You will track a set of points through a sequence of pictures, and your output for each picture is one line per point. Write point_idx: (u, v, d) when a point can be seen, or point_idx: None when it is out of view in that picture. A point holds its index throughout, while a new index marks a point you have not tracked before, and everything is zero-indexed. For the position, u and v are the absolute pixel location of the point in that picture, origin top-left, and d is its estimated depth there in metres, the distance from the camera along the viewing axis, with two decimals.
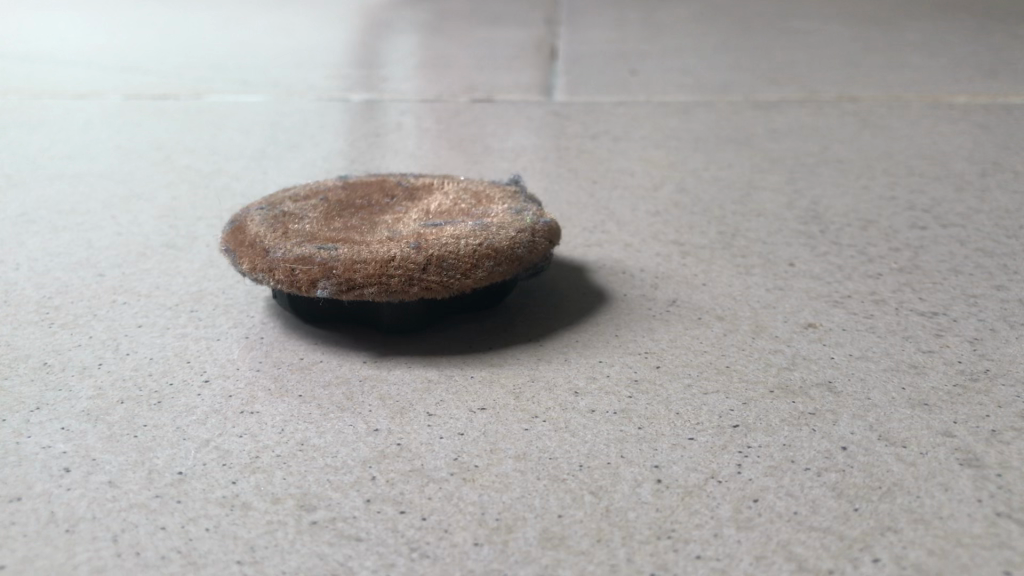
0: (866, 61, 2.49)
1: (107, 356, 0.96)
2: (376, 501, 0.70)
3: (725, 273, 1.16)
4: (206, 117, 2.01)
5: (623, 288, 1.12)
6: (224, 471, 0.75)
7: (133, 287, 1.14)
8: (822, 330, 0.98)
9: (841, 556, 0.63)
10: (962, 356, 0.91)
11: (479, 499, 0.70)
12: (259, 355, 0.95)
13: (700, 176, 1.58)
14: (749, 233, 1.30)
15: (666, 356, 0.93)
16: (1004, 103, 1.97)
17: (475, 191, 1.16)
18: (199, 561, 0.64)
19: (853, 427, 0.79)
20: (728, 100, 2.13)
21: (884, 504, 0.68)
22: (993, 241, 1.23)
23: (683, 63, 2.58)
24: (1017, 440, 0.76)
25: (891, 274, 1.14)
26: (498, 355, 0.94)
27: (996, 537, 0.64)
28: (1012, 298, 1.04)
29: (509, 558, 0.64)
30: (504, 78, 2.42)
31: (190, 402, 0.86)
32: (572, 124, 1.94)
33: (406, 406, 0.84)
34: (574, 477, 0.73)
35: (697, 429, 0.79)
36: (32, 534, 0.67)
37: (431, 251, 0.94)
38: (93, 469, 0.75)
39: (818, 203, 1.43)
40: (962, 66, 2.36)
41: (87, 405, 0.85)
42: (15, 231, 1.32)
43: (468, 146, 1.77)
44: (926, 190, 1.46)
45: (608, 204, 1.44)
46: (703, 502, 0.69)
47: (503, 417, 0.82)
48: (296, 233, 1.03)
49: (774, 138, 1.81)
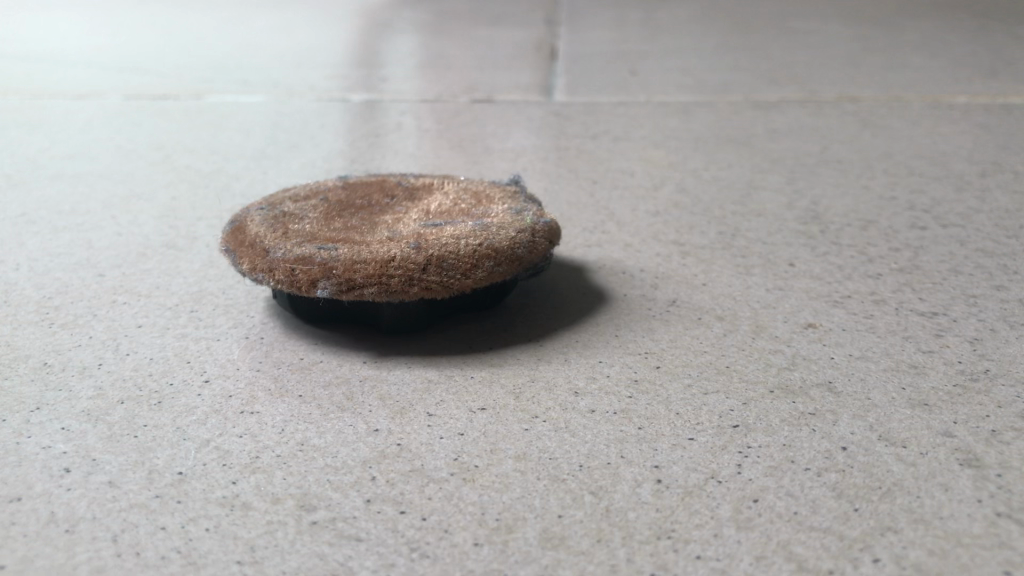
0: (866, 61, 2.49)
1: (107, 356, 0.96)
2: (375, 501, 0.70)
3: (725, 273, 1.16)
4: (206, 117, 2.01)
5: (623, 288, 1.12)
6: (224, 472, 0.75)
7: (133, 287, 1.14)
8: (822, 330, 0.98)
9: (841, 555, 0.63)
10: (962, 356, 0.91)
11: (478, 499, 0.70)
12: (259, 355, 0.95)
13: (700, 176, 1.58)
14: (749, 233, 1.31)
15: (666, 356, 0.93)
16: (1004, 103, 1.98)
17: (475, 191, 1.16)
18: (199, 561, 0.64)
19: (853, 427, 0.79)
20: (728, 100, 2.13)
21: (883, 504, 0.68)
22: (993, 241, 1.23)
23: (684, 63, 2.58)
24: (1017, 440, 0.76)
25: (891, 274, 1.14)
26: (499, 356, 0.94)
27: (996, 537, 0.64)
28: (1012, 298, 1.04)
29: (509, 558, 0.64)
30: (504, 78, 2.42)
31: (190, 402, 0.86)
32: (572, 125, 1.94)
33: (406, 406, 0.84)
34: (574, 477, 0.73)
35: (697, 429, 0.79)
36: (31, 535, 0.67)
37: (431, 251, 0.94)
38: (93, 469, 0.75)
39: (818, 203, 1.43)
40: (962, 66, 2.37)
41: (87, 405, 0.85)
42: (15, 231, 1.32)
43: (468, 146, 1.77)
44: (926, 190, 1.46)
45: (608, 204, 1.44)
46: (703, 502, 0.69)
47: (503, 417, 0.82)
48: (297, 233, 1.03)
49: (774, 138, 1.81)
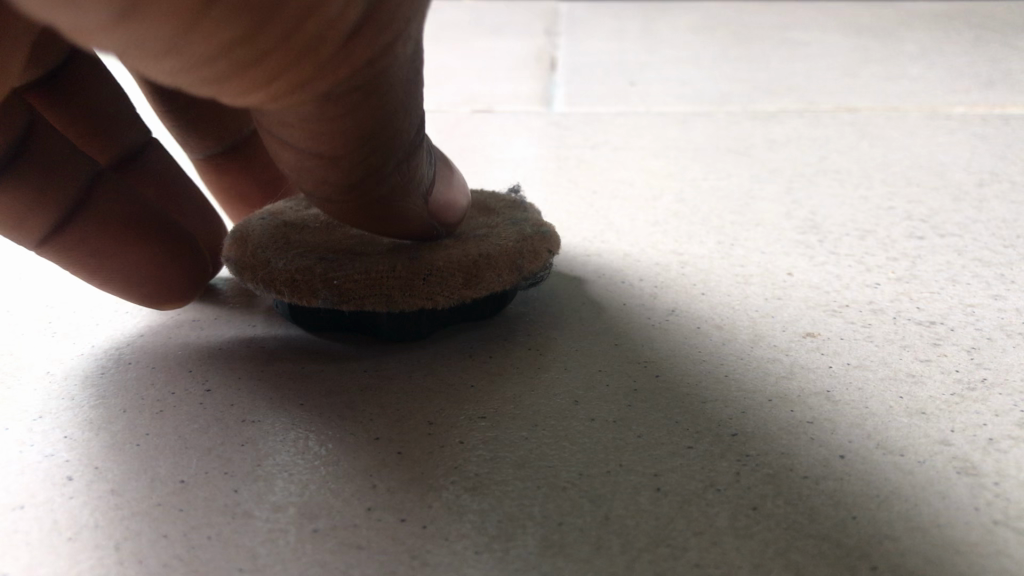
0: (864, 72, 2.51)
1: (110, 364, 0.96)
2: (376, 509, 0.71)
3: (724, 282, 1.17)
4: None
5: (622, 297, 1.13)
6: (225, 480, 0.75)
7: (134, 297, 1.14)
8: (821, 338, 0.99)
9: (839, 564, 0.63)
10: (958, 365, 0.92)
11: (479, 507, 0.71)
12: (260, 364, 0.96)
13: (698, 186, 1.59)
14: (748, 242, 1.31)
15: (664, 364, 0.94)
16: (1001, 113, 1.99)
17: (477, 201, 1.16)
18: (201, 569, 0.64)
19: (851, 435, 0.79)
20: (727, 111, 2.15)
21: (881, 512, 0.69)
22: (990, 250, 1.24)
23: (683, 73, 2.60)
24: (1014, 449, 0.76)
25: (889, 283, 1.14)
26: (499, 364, 0.95)
27: (993, 545, 0.65)
28: (1010, 307, 1.05)
29: (508, 566, 0.64)
30: (504, 89, 2.43)
31: (191, 410, 0.86)
32: (572, 135, 1.96)
33: (406, 415, 0.85)
34: (574, 485, 0.73)
35: (696, 438, 0.80)
36: (34, 543, 0.67)
37: (428, 263, 0.95)
38: (95, 477, 0.76)
39: (816, 212, 1.44)
40: (960, 77, 2.38)
41: (89, 414, 0.86)
42: (19, 240, 1.33)
43: (468, 156, 1.78)
44: (924, 200, 1.47)
45: (607, 213, 1.46)
46: (701, 510, 0.70)
47: (503, 426, 0.82)
48: (299, 243, 1.04)
49: (772, 148, 1.82)
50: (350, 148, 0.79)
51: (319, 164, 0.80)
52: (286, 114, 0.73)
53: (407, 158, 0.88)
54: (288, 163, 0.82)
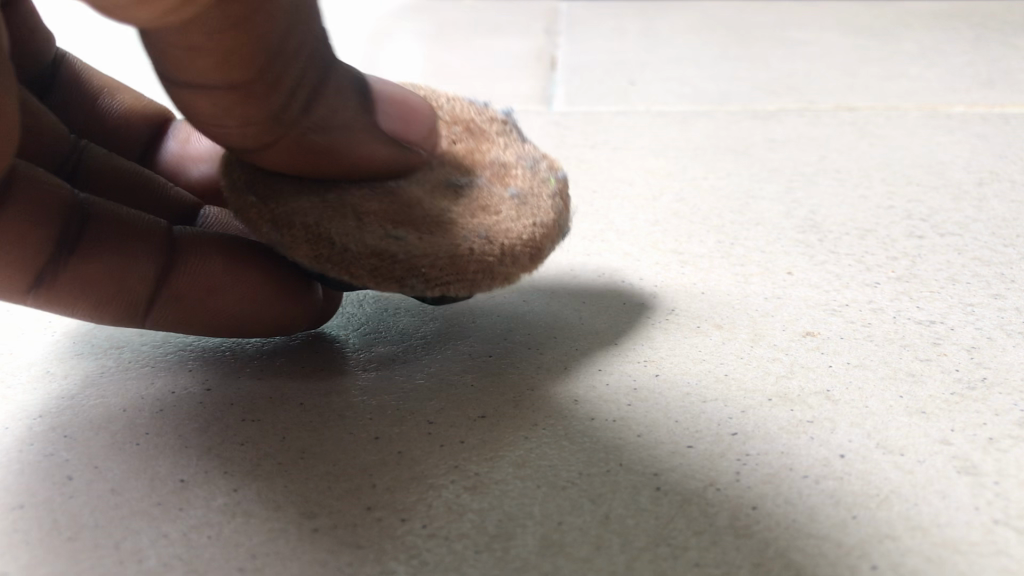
0: (864, 71, 2.51)
1: (110, 364, 0.96)
2: (376, 508, 0.71)
3: (724, 282, 1.17)
4: None
5: (622, 297, 1.13)
6: (225, 479, 0.75)
7: None
8: (821, 338, 0.99)
9: (839, 564, 0.63)
10: (958, 364, 0.92)
11: (479, 506, 0.71)
12: (260, 364, 0.96)
13: (698, 185, 1.59)
14: (748, 241, 1.31)
15: (664, 364, 0.94)
16: (1001, 113, 1.99)
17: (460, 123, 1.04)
18: (201, 568, 0.64)
19: (851, 435, 0.79)
20: (727, 110, 2.15)
21: (881, 512, 0.69)
22: (990, 249, 1.24)
23: (683, 72, 2.60)
24: (1014, 449, 0.76)
25: (888, 283, 1.14)
26: (500, 364, 0.95)
27: (993, 544, 0.65)
28: (1010, 306, 1.05)
29: (508, 566, 0.64)
30: (504, 88, 2.43)
31: (191, 409, 0.86)
32: (572, 134, 1.96)
33: (406, 415, 0.84)
34: (574, 485, 0.73)
35: (696, 438, 0.80)
36: (34, 543, 0.67)
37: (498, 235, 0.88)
38: (94, 477, 0.75)
39: (816, 212, 1.44)
40: (960, 76, 2.38)
41: (88, 414, 0.86)
42: None
43: None
44: (923, 199, 1.47)
45: (607, 213, 1.46)
46: (701, 509, 0.70)
47: (503, 425, 0.82)
48: (339, 200, 0.89)
49: (772, 148, 1.82)
50: (253, 63, 0.80)
51: (233, 93, 0.81)
52: (188, 29, 0.75)
53: (317, 82, 0.88)
54: (207, 114, 0.83)
